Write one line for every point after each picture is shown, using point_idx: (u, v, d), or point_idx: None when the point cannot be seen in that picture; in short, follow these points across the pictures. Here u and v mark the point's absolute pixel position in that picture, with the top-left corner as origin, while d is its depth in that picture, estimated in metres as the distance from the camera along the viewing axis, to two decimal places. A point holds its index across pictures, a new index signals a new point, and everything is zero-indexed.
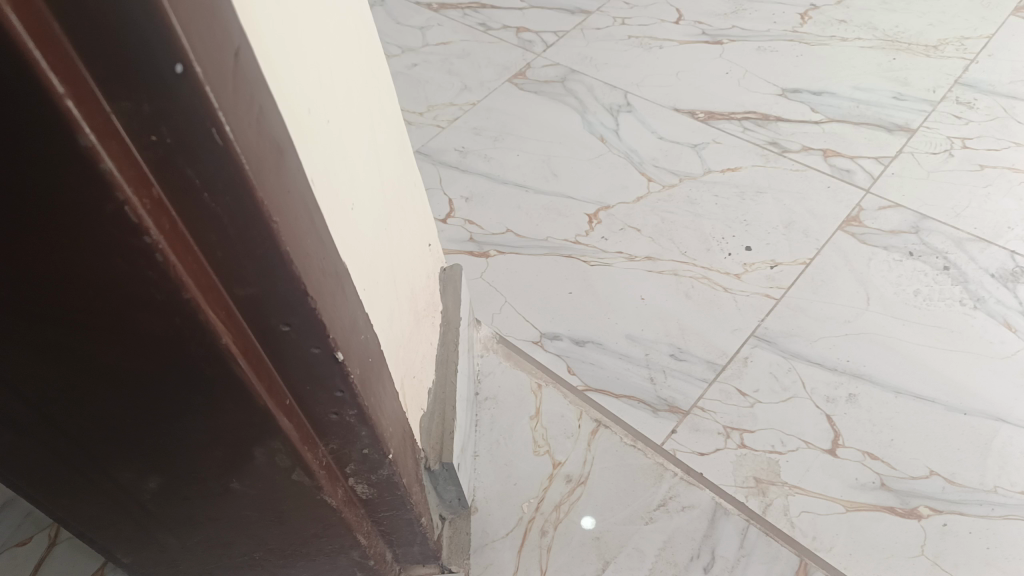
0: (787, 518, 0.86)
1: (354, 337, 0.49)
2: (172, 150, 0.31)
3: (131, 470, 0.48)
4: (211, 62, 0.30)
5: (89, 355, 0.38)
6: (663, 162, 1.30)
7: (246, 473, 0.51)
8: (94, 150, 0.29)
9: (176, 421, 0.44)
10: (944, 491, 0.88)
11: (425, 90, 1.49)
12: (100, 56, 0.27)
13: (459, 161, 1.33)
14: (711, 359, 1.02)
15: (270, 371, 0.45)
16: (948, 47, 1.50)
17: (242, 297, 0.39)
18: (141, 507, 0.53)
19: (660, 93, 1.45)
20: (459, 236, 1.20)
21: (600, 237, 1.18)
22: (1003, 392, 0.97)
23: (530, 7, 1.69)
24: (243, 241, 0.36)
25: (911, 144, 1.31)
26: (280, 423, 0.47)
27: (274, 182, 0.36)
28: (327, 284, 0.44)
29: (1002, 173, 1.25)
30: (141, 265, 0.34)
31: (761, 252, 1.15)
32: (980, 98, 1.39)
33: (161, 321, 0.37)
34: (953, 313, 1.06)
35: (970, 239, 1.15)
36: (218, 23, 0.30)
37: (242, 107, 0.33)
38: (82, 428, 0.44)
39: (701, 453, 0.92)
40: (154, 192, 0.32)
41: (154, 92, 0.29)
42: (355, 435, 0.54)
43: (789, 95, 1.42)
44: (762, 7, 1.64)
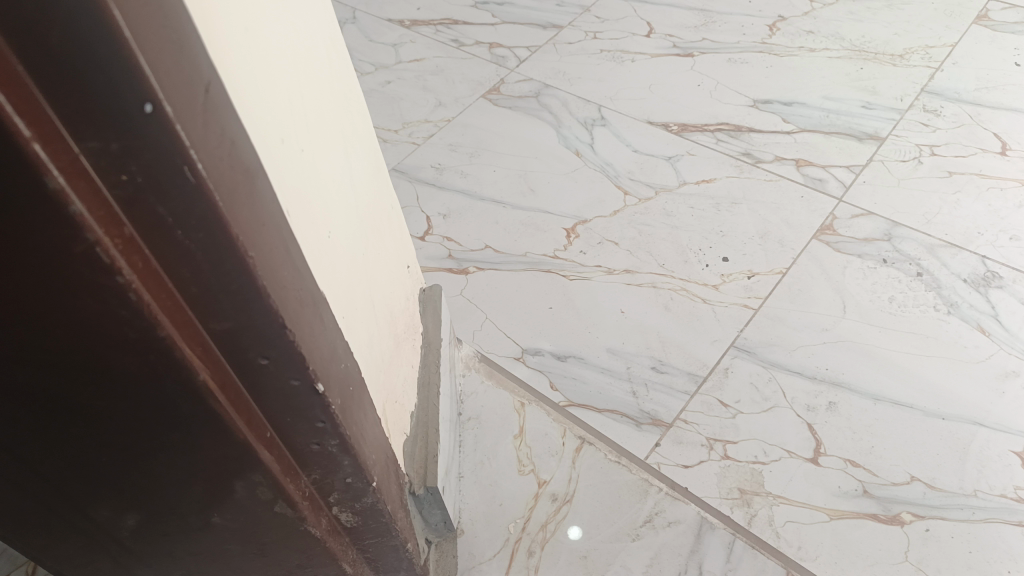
0: (772, 528, 0.86)
1: (334, 365, 0.49)
2: (143, 188, 0.31)
3: (108, 508, 0.47)
4: (179, 98, 0.30)
5: (63, 398, 0.37)
6: (639, 175, 1.31)
7: (227, 507, 0.50)
8: (63, 191, 0.28)
9: (155, 456, 0.43)
10: (925, 497, 0.89)
11: (399, 108, 1.49)
12: (68, 95, 0.26)
13: (436, 178, 1.33)
14: (692, 371, 1.02)
15: (250, 404, 0.44)
16: (914, 56, 1.53)
17: (218, 331, 0.39)
18: (118, 544, 0.51)
19: (634, 106, 1.46)
20: (437, 253, 1.20)
21: (578, 252, 1.19)
22: (979, 395, 0.99)
23: (503, 22, 1.70)
24: (218, 275, 0.36)
25: (882, 152, 1.33)
26: (261, 456, 0.46)
27: (247, 214, 0.36)
28: (305, 314, 0.44)
29: (970, 179, 1.28)
30: (114, 306, 0.33)
31: (738, 263, 1.16)
32: (947, 105, 1.42)
33: (136, 360, 0.36)
34: (927, 319, 1.07)
35: (942, 245, 1.17)
36: (186, 60, 0.30)
37: (213, 141, 0.33)
38: (56, 468, 0.42)
39: (685, 465, 0.92)
40: (126, 231, 0.31)
41: (123, 129, 0.28)
42: (337, 464, 0.54)
43: (761, 106, 1.44)
44: (732, 19, 1.66)
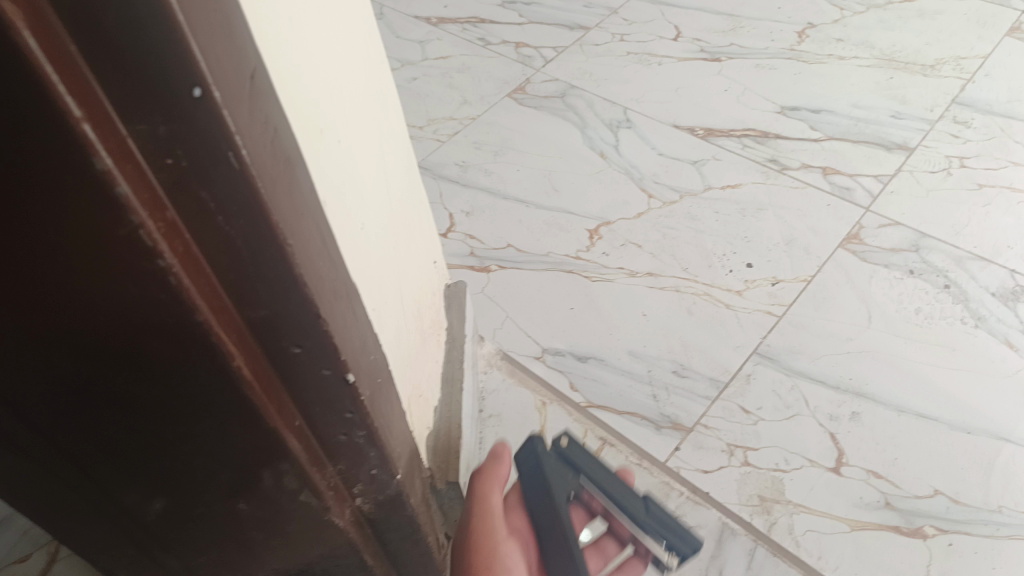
0: (792, 537, 0.85)
1: (364, 356, 0.49)
2: (188, 172, 0.30)
3: (136, 493, 0.47)
4: (227, 84, 0.30)
5: (96, 381, 0.37)
6: (664, 178, 1.31)
7: (253, 496, 0.50)
8: (110, 173, 0.28)
9: (182, 442, 0.43)
10: (948, 511, 0.88)
11: (425, 104, 1.49)
12: (120, 77, 0.26)
13: (460, 175, 1.33)
14: (714, 376, 1.01)
15: (281, 394, 0.44)
16: (945, 66, 1.51)
17: (253, 319, 0.39)
18: (144, 529, 0.52)
19: (660, 108, 1.45)
20: (460, 250, 1.20)
21: (601, 253, 1.18)
22: (1006, 411, 0.97)
23: (530, 22, 1.70)
24: (256, 263, 0.36)
25: (910, 162, 1.32)
26: (289, 445, 0.46)
27: (287, 203, 0.36)
28: (338, 305, 0.44)
29: (1000, 192, 1.26)
30: (153, 290, 0.33)
31: (763, 269, 1.15)
32: (977, 116, 1.41)
33: (172, 345, 0.36)
34: (954, 331, 1.06)
35: (970, 257, 1.16)
36: (234, 46, 0.30)
37: (257, 128, 0.33)
38: (86, 451, 0.43)
39: (706, 471, 0.91)
40: (169, 215, 0.31)
41: (171, 112, 0.28)
42: (364, 456, 0.54)
43: (788, 112, 1.43)
44: (760, 24, 1.65)
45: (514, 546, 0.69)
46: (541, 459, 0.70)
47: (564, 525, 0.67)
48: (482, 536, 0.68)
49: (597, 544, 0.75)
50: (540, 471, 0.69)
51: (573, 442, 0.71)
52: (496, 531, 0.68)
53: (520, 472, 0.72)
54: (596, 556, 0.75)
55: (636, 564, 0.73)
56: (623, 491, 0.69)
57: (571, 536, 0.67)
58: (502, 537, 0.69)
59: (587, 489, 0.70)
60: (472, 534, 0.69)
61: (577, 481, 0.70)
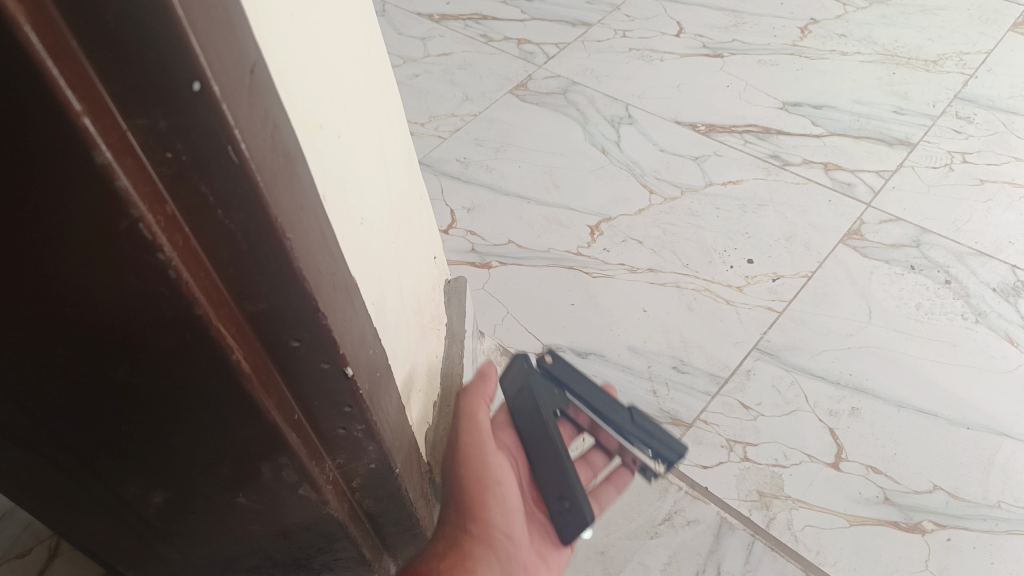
0: (791, 532, 0.86)
1: (363, 350, 0.49)
2: (188, 166, 0.30)
3: (136, 485, 0.48)
4: (228, 79, 0.30)
5: (98, 372, 0.37)
6: (665, 174, 1.31)
7: (253, 488, 0.50)
8: (111, 167, 0.28)
9: (182, 434, 0.43)
10: (947, 506, 0.88)
11: (426, 101, 1.49)
12: (120, 72, 0.26)
13: (461, 171, 1.33)
14: (714, 372, 1.01)
15: (280, 387, 0.44)
16: (947, 62, 1.51)
17: (252, 312, 0.39)
18: (144, 521, 0.52)
19: (661, 105, 1.45)
20: (461, 247, 1.20)
21: (601, 249, 1.18)
22: (1006, 407, 0.97)
23: (532, 18, 1.70)
24: (255, 256, 0.36)
25: (912, 158, 1.32)
26: (288, 439, 0.47)
27: (286, 197, 0.36)
28: (337, 298, 0.44)
29: (1002, 188, 1.26)
30: (153, 282, 0.33)
31: (763, 265, 1.15)
32: (980, 112, 1.40)
33: (173, 337, 0.36)
34: (954, 327, 1.06)
35: (971, 253, 1.16)
36: (234, 40, 0.30)
37: (257, 123, 0.33)
38: (87, 443, 0.43)
39: (705, 466, 0.91)
40: (168, 208, 0.31)
41: (172, 107, 0.28)
42: (362, 450, 0.54)
43: (790, 108, 1.43)
44: (763, 20, 1.65)
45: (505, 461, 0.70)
46: (527, 377, 0.73)
47: (556, 437, 0.70)
48: (473, 452, 0.68)
49: (586, 457, 0.79)
50: (525, 389, 0.73)
51: (558, 358, 0.74)
52: (487, 446, 0.69)
53: (507, 391, 0.74)
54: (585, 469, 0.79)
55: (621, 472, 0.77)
56: (607, 403, 0.71)
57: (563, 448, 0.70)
58: (491, 452, 0.69)
59: (573, 403, 0.74)
60: (461, 451, 0.69)
61: (563, 396, 0.73)
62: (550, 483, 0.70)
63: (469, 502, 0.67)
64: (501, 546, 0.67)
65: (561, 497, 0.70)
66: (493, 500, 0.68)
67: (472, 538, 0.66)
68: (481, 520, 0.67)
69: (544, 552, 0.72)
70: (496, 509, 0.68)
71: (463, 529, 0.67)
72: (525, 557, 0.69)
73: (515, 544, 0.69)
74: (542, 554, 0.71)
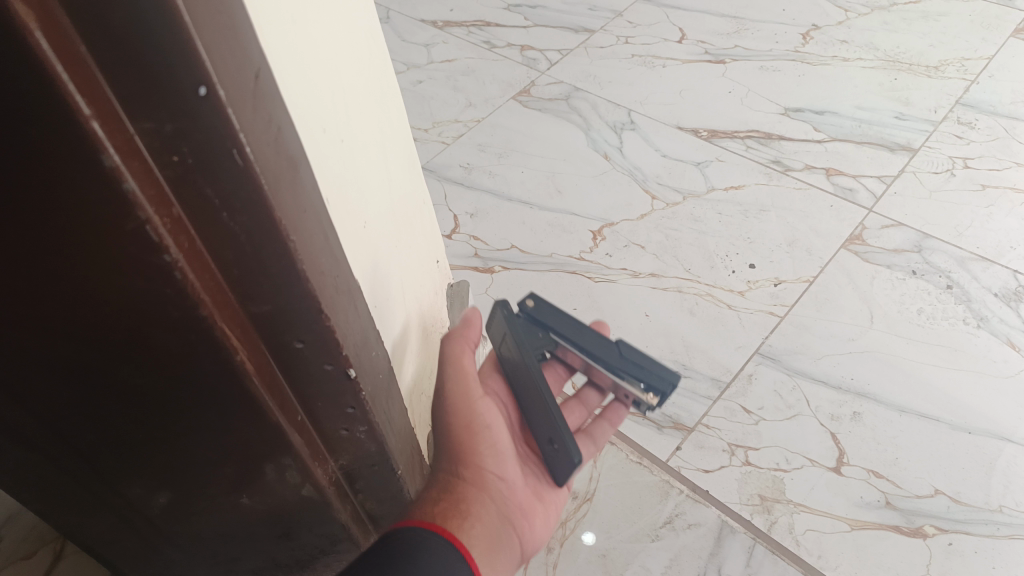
0: (792, 536, 0.86)
1: (365, 353, 0.50)
2: (193, 169, 0.31)
3: (140, 485, 0.49)
4: (232, 85, 0.30)
5: (104, 372, 0.38)
6: (667, 179, 1.31)
7: (256, 489, 0.51)
8: (117, 169, 0.28)
9: (186, 435, 0.44)
10: (949, 510, 0.88)
11: (430, 107, 1.50)
12: (127, 78, 0.27)
13: (464, 177, 1.34)
14: (716, 376, 1.02)
15: (283, 388, 0.45)
16: (949, 67, 1.51)
17: (256, 313, 0.39)
18: (149, 520, 0.54)
19: (664, 111, 1.46)
20: (464, 251, 1.21)
21: (604, 254, 1.19)
22: (1007, 411, 0.97)
23: (535, 25, 1.71)
24: (259, 258, 0.36)
25: (913, 163, 1.32)
26: (291, 440, 0.47)
27: (290, 200, 0.37)
28: (340, 300, 0.44)
29: (1004, 193, 1.26)
30: (158, 283, 0.33)
31: (765, 270, 1.15)
32: (981, 118, 1.41)
33: (177, 337, 0.37)
34: (956, 332, 1.06)
35: (973, 258, 1.16)
36: (239, 46, 0.30)
37: (260, 128, 0.33)
38: (93, 443, 0.44)
39: (706, 470, 0.92)
40: (174, 211, 0.32)
41: (177, 110, 0.29)
42: (365, 452, 0.55)
43: (792, 114, 1.43)
44: (765, 26, 1.65)
45: (494, 406, 0.68)
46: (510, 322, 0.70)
47: (538, 375, 0.65)
48: (460, 398, 0.66)
49: (580, 396, 0.78)
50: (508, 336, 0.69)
51: (539, 301, 0.70)
52: (473, 392, 0.66)
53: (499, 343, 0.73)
54: (579, 407, 0.78)
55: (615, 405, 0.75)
56: (594, 340, 0.68)
57: (547, 387, 0.65)
58: (479, 397, 0.66)
59: (561, 344, 0.70)
60: (449, 397, 0.66)
61: (549, 337, 0.70)
62: (542, 426, 0.66)
63: (460, 447, 0.64)
64: (499, 489, 0.65)
65: (551, 440, 0.65)
66: (484, 445, 0.65)
67: (467, 483, 0.63)
68: (475, 466, 0.64)
69: (542, 494, 0.69)
70: (488, 453, 0.65)
71: (454, 474, 0.64)
72: (523, 499, 0.67)
73: (512, 487, 0.66)
74: (541, 495, 0.69)
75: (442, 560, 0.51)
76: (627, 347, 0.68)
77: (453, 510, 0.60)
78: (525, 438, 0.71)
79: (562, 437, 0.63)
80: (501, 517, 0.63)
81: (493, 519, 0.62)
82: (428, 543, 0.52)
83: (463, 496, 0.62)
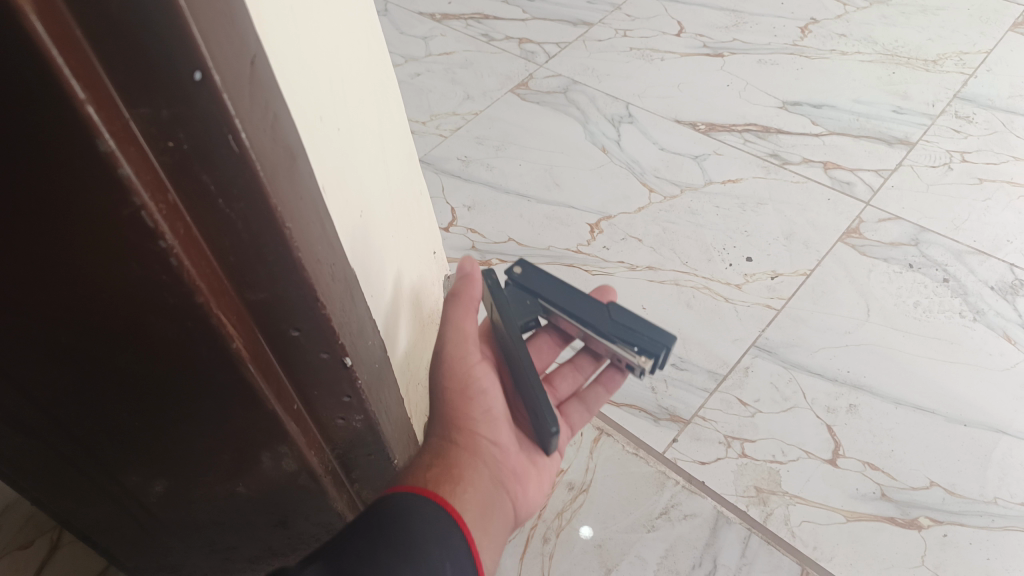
0: (788, 527, 0.86)
1: (361, 341, 0.50)
2: (189, 156, 0.31)
3: (137, 473, 0.49)
4: (229, 71, 0.30)
5: (102, 359, 0.38)
6: (665, 173, 1.31)
7: (252, 477, 0.51)
8: (113, 154, 0.28)
9: (182, 423, 0.44)
10: (944, 502, 0.89)
11: (428, 99, 1.50)
12: (122, 62, 0.27)
13: (462, 169, 1.34)
14: (712, 369, 1.02)
15: (279, 376, 0.45)
16: (947, 61, 1.51)
17: (252, 301, 0.39)
18: (145, 508, 0.54)
19: (662, 104, 1.46)
20: (461, 244, 1.20)
21: (601, 247, 1.19)
22: (1003, 404, 0.98)
23: (533, 18, 1.71)
24: (256, 245, 0.36)
25: (911, 157, 1.32)
26: (288, 428, 0.47)
27: (287, 187, 0.37)
28: (336, 289, 0.45)
29: (1001, 187, 1.26)
30: (155, 270, 0.33)
31: (763, 263, 1.15)
32: (979, 112, 1.41)
33: (174, 325, 0.37)
34: (952, 325, 1.07)
35: (970, 251, 1.16)
36: (236, 33, 0.30)
37: (257, 115, 0.33)
38: (90, 429, 0.45)
39: (703, 462, 0.92)
40: (170, 197, 0.32)
41: (173, 96, 0.28)
42: (361, 440, 0.55)
43: (790, 107, 1.43)
44: (763, 20, 1.65)
45: (488, 371, 0.68)
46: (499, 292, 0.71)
47: (517, 341, 0.65)
48: (456, 361, 0.67)
49: (574, 362, 0.82)
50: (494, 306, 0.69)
51: (526, 267, 0.72)
52: (470, 356, 0.67)
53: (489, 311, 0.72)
54: (573, 373, 0.81)
55: (610, 371, 0.78)
56: (584, 305, 0.70)
57: (528, 355, 0.65)
58: (475, 361, 0.67)
59: (550, 310, 0.72)
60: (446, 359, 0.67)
61: (538, 304, 0.72)
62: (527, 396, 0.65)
63: (453, 412, 0.65)
64: (492, 454, 0.65)
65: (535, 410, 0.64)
66: (478, 410, 0.66)
67: (458, 446, 0.63)
68: (468, 430, 0.65)
69: (535, 458, 0.70)
70: (481, 418, 0.66)
71: (447, 439, 0.64)
72: (515, 463, 0.67)
73: (506, 451, 0.67)
74: (534, 459, 0.69)
75: (436, 526, 0.51)
76: (618, 310, 0.69)
77: (446, 475, 0.60)
78: (515, 404, 0.71)
79: (539, 402, 0.63)
80: (494, 479, 0.64)
81: (487, 482, 0.63)
82: (418, 511, 0.51)
83: (455, 461, 0.62)
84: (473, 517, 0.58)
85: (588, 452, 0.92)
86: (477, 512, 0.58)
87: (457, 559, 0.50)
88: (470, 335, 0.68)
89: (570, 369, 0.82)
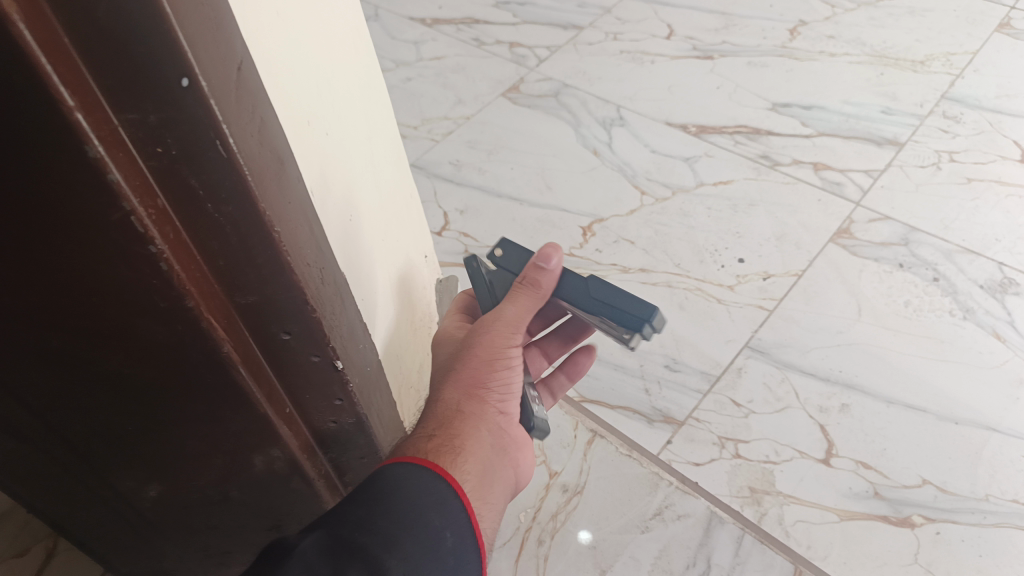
0: (782, 527, 0.87)
1: (353, 345, 0.50)
2: (178, 160, 0.31)
3: (131, 478, 0.49)
4: (216, 76, 0.30)
5: (93, 363, 0.38)
6: (656, 175, 1.32)
7: (245, 481, 0.51)
8: (102, 160, 0.28)
9: (174, 427, 0.44)
10: (936, 500, 0.89)
11: (419, 104, 1.50)
12: (110, 67, 0.27)
13: (454, 174, 1.34)
14: (705, 370, 1.02)
15: (271, 380, 0.45)
16: (935, 62, 1.52)
17: (243, 305, 0.40)
18: (139, 512, 0.54)
19: (654, 106, 1.46)
20: (454, 248, 1.21)
21: (594, 249, 1.19)
22: (993, 402, 0.98)
23: (524, 22, 1.71)
24: (245, 248, 0.37)
25: (900, 157, 1.33)
26: (279, 432, 0.47)
27: (275, 191, 0.37)
28: (326, 293, 0.45)
29: (989, 186, 1.27)
30: (145, 274, 0.33)
31: (754, 264, 1.16)
32: (967, 112, 1.41)
33: (164, 329, 0.37)
34: (942, 324, 1.07)
35: (959, 251, 1.17)
36: (221, 39, 0.31)
37: (244, 119, 0.33)
38: (82, 433, 0.45)
39: (697, 463, 0.92)
40: (159, 202, 0.32)
41: (159, 101, 0.29)
42: (353, 444, 0.55)
43: (780, 109, 1.44)
44: (753, 22, 1.66)
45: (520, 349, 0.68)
46: (486, 281, 0.73)
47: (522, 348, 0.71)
48: (496, 337, 0.66)
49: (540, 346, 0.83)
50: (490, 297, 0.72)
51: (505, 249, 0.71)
52: (514, 338, 0.67)
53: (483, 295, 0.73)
54: (539, 359, 0.83)
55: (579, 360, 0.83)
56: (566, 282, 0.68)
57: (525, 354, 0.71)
58: (514, 344, 0.67)
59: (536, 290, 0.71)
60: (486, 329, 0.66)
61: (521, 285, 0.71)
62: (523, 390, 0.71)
63: (469, 380, 0.65)
64: (498, 423, 0.66)
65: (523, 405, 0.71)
66: (495, 382, 0.66)
67: (467, 415, 0.63)
68: (480, 399, 0.65)
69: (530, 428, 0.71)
70: (496, 390, 0.66)
71: (459, 407, 0.64)
72: (516, 431, 0.68)
73: (511, 420, 0.68)
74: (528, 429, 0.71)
75: (433, 495, 0.50)
76: (597, 283, 0.66)
77: (450, 446, 0.60)
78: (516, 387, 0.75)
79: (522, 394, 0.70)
80: (498, 447, 0.64)
81: (490, 452, 0.63)
82: (420, 479, 0.51)
83: (460, 431, 0.62)
84: (472, 488, 0.58)
85: (581, 454, 0.92)
86: (477, 481, 0.59)
87: (457, 527, 0.50)
88: (524, 323, 0.67)
89: (537, 340, 0.83)
